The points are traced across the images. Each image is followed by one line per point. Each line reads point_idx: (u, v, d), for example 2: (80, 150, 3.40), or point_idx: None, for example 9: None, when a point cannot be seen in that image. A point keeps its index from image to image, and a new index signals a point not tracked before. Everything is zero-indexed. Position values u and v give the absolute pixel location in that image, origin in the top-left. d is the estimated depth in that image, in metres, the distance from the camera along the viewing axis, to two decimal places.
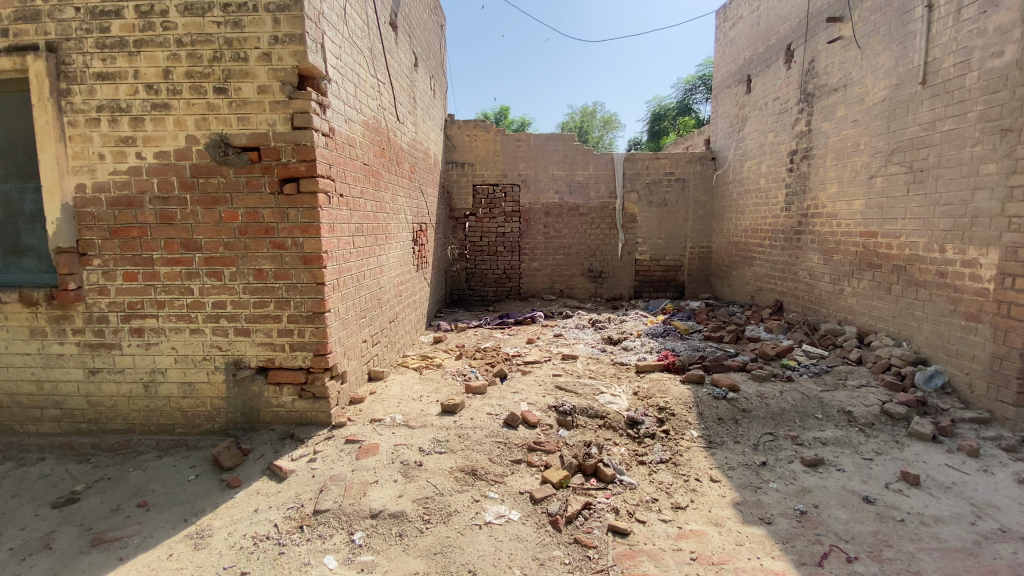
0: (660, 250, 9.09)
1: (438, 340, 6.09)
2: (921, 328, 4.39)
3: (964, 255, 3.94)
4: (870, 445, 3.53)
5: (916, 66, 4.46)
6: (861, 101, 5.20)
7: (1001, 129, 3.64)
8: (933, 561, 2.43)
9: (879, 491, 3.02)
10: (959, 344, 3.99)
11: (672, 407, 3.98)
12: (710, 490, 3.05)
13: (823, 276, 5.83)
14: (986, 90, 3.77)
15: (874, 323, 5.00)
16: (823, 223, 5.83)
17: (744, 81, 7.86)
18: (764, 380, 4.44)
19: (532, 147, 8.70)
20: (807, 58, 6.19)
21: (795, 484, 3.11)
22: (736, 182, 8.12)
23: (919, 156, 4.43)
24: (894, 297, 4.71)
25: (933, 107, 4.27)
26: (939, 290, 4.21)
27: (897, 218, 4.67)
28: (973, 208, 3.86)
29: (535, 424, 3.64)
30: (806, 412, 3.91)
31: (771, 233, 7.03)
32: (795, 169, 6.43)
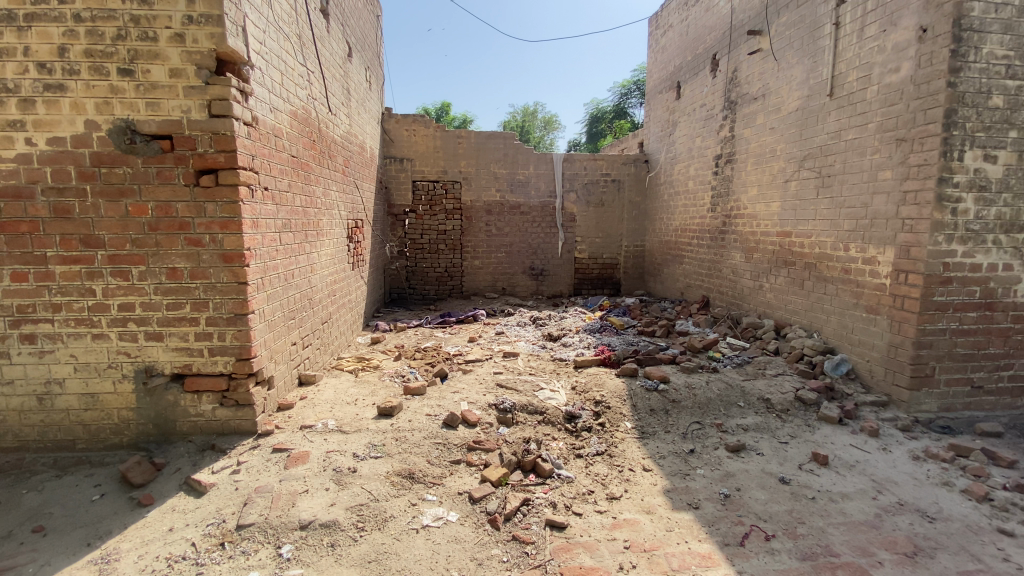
0: (597, 249, 9.33)
1: (376, 341, 5.91)
2: (829, 320, 4.78)
3: (865, 253, 4.33)
4: (785, 429, 3.81)
5: (825, 78, 4.84)
6: (777, 110, 5.58)
7: (896, 139, 4.02)
8: (841, 534, 2.65)
9: (794, 472, 3.26)
10: (861, 335, 4.38)
11: (608, 400, 4.09)
12: (643, 479, 3.16)
13: (745, 273, 6.21)
14: (884, 102, 4.15)
15: (789, 316, 5.39)
16: (744, 224, 6.22)
17: (674, 87, 8.21)
18: (692, 372, 4.68)
19: (472, 144, 8.66)
20: (730, 67, 6.57)
21: (720, 469, 3.29)
22: (667, 184, 8.48)
23: (827, 162, 4.82)
24: (806, 291, 5.10)
25: (839, 117, 4.65)
26: (844, 286, 4.60)
27: (809, 219, 5.06)
28: (873, 210, 4.24)
29: (475, 423, 3.60)
30: (729, 400, 4.15)
31: (698, 233, 7.41)
32: (719, 172, 6.81)
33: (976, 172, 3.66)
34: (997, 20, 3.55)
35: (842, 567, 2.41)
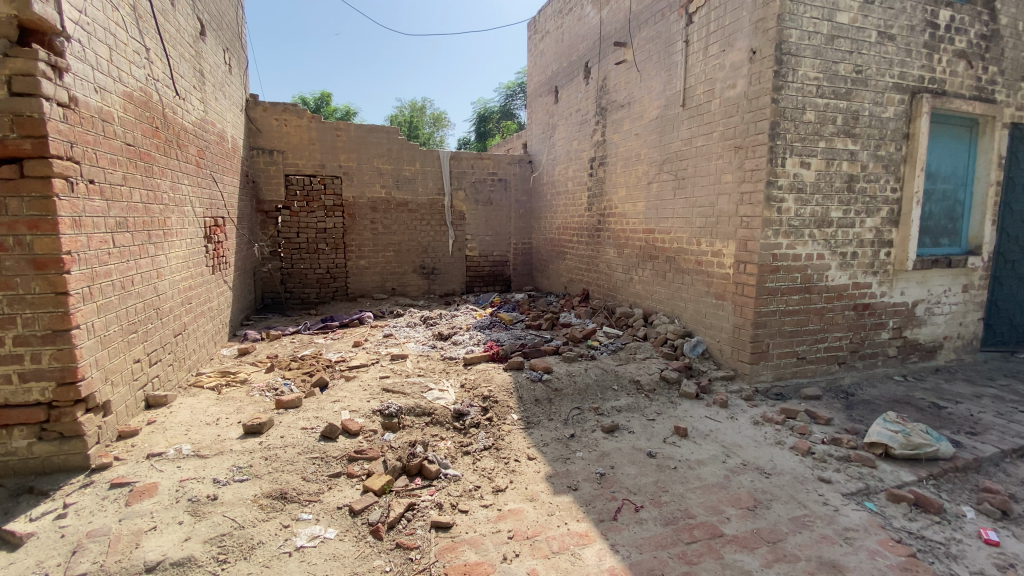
0: (487, 246, 9.43)
1: (245, 352, 5.38)
2: (687, 307, 5.34)
3: (713, 247, 4.91)
4: (653, 408, 4.19)
5: (678, 90, 5.37)
6: (641, 117, 6.07)
7: (735, 146, 4.60)
8: (696, 497, 2.99)
9: (660, 445, 3.60)
10: (712, 319, 4.96)
11: (495, 394, 4.15)
12: (527, 468, 3.26)
13: (618, 267, 6.69)
14: (725, 114, 4.72)
15: (655, 305, 5.92)
16: (616, 222, 6.70)
17: (553, 91, 8.58)
18: (572, 361, 4.93)
19: (352, 138, 8.26)
20: (600, 76, 7.02)
21: (597, 450, 3.51)
22: (549, 184, 8.84)
23: (682, 166, 5.36)
24: (667, 282, 5.65)
25: (690, 126, 5.20)
26: (697, 276, 5.17)
27: (668, 217, 5.59)
28: (719, 209, 4.81)
29: (357, 432, 3.44)
30: (605, 385, 4.46)
31: (578, 230, 7.82)
32: (594, 174, 7.25)
33: (795, 176, 4.32)
34: (808, 47, 4.22)
35: (698, 527, 2.71)
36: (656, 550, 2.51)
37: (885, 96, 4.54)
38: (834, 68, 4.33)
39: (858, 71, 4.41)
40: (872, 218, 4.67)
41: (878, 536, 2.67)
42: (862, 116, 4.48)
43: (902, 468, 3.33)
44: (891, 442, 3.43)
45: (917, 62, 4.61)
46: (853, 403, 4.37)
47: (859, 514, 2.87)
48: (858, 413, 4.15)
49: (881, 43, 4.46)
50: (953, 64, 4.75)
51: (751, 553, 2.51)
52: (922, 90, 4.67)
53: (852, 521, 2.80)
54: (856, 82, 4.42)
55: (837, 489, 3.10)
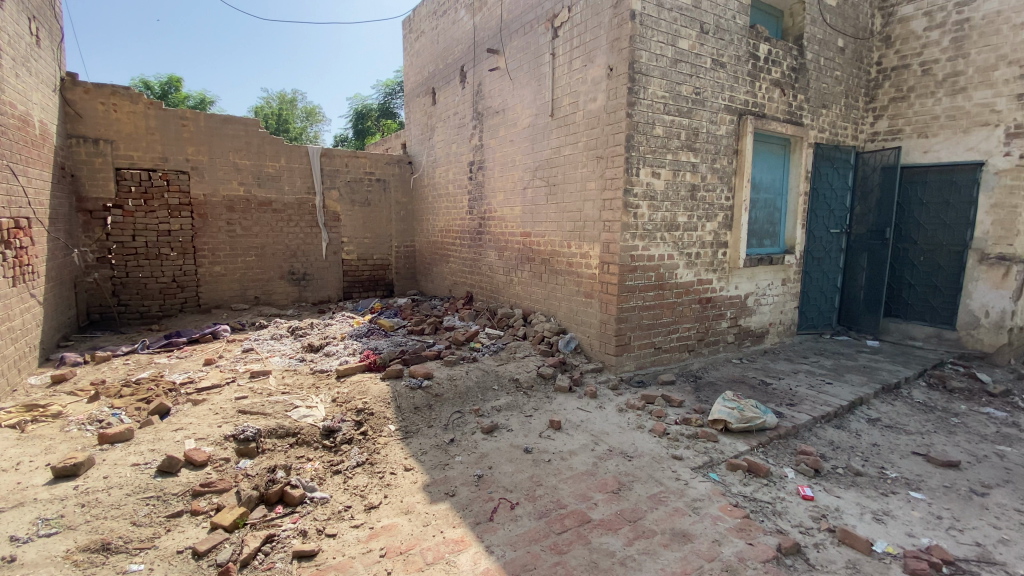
0: (365, 249, 9.03)
1: (60, 379, 4.50)
2: (561, 305, 5.61)
3: (582, 249, 5.23)
4: (530, 405, 4.34)
5: (547, 100, 5.62)
6: (515, 124, 6.25)
7: (597, 156, 4.94)
8: (567, 487, 3.14)
9: (536, 441, 3.73)
10: (583, 316, 5.27)
11: (370, 406, 3.97)
12: (403, 479, 3.17)
13: (499, 270, 6.82)
14: (588, 125, 5.05)
15: (533, 305, 6.14)
16: (496, 226, 6.82)
17: (430, 92, 8.49)
18: (453, 364, 4.90)
19: (201, 130, 7.37)
20: (475, 81, 7.10)
21: (475, 452, 3.54)
22: (429, 185, 8.73)
23: (552, 173, 5.62)
24: (543, 283, 5.89)
25: (559, 135, 5.47)
26: (569, 277, 5.46)
27: (542, 221, 5.83)
28: (585, 214, 5.13)
29: (204, 463, 3.06)
30: (485, 386, 4.51)
31: (460, 233, 7.83)
32: (473, 178, 7.31)
33: (648, 185, 4.77)
34: (656, 68, 4.68)
35: (569, 516, 2.85)
36: (529, 544, 2.59)
37: (719, 116, 5.20)
38: (677, 89, 4.86)
39: (697, 93, 5.00)
40: (711, 223, 5.33)
41: (719, 503, 3.04)
42: (701, 133, 5.09)
43: (738, 439, 3.83)
44: (729, 417, 3.93)
45: (743, 87, 5.36)
46: (701, 385, 4.95)
47: (705, 484, 3.24)
48: (704, 394, 4.71)
49: (715, 69, 5.10)
50: (771, 91, 5.59)
51: (615, 534, 2.70)
52: (747, 112, 5.43)
53: (699, 492, 3.14)
54: (695, 102, 5.00)
55: (688, 464, 3.47)
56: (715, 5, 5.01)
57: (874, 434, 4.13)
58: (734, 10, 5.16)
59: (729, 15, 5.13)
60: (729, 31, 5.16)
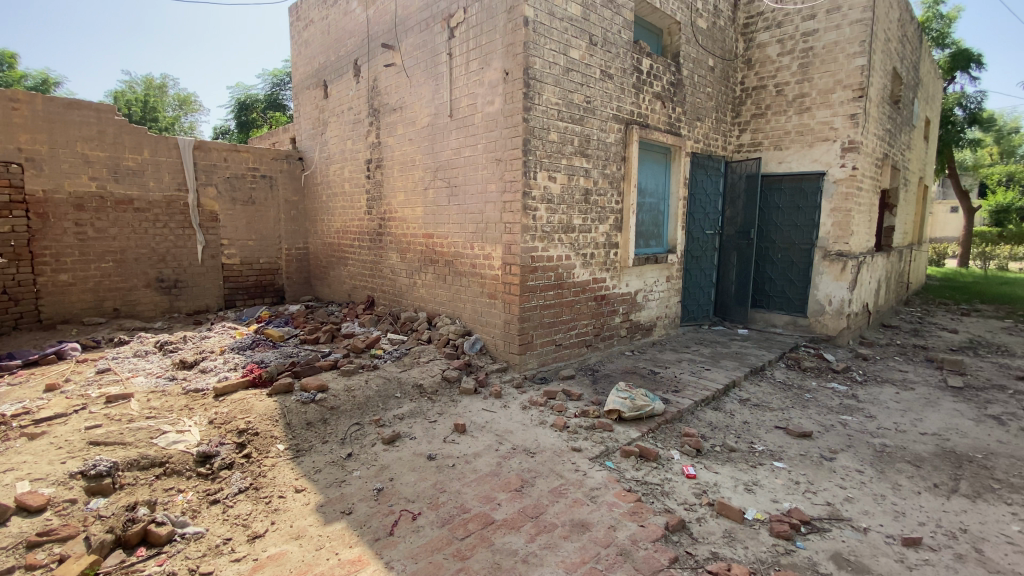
0: (250, 252, 8.30)
1: None
2: (465, 307, 5.60)
3: (484, 251, 5.25)
4: (434, 410, 4.27)
5: (445, 100, 5.56)
6: (413, 123, 6.11)
7: (496, 158, 4.99)
8: (471, 491, 3.13)
9: (439, 446, 3.67)
10: (487, 317, 5.30)
11: (255, 425, 3.65)
12: (293, 502, 2.94)
13: (401, 272, 6.62)
14: (486, 127, 5.08)
15: (436, 308, 6.05)
16: (396, 227, 6.63)
17: (321, 86, 8.02)
18: (351, 373, 4.67)
19: (38, 115, 6.28)
20: (370, 76, 6.83)
21: (375, 465, 3.39)
22: (323, 184, 8.25)
23: (453, 174, 5.57)
24: (447, 285, 5.83)
25: (458, 136, 5.44)
26: (472, 279, 5.46)
27: (444, 222, 5.77)
28: (487, 216, 5.16)
29: (42, 509, 2.60)
30: (386, 394, 4.36)
31: (358, 235, 7.49)
32: (370, 177, 7.03)
33: (545, 188, 4.92)
34: (549, 75, 4.84)
35: (471, 520, 2.83)
36: (431, 555, 2.53)
37: (608, 124, 5.51)
38: (570, 96, 5.06)
39: (588, 101, 5.25)
40: (604, 225, 5.64)
41: (615, 489, 3.20)
42: (592, 139, 5.35)
43: (631, 427, 4.08)
44: (622, 407, 4.17)
45: (629, 98, 5.73)
46: (598, 378, 5.22)
47: (601, 473, 3.40)
48: (601, 386, 4.97)
49: (603, 79, 5.40)
50: (653, 103, 6.04)
51: (517, 533, 2.73)
52: (633, 122, 5.82)
53: (596, 481, 3.29)
54: (586, 110, 5.25)
55: (586, 455, 3.62)
56: (603, 19, 5.30)
57: (745, 412, 4.63)
58: (619, 24, 5.50)
59: (615, 30, 5.45)
60: (615, 45, 5.49)
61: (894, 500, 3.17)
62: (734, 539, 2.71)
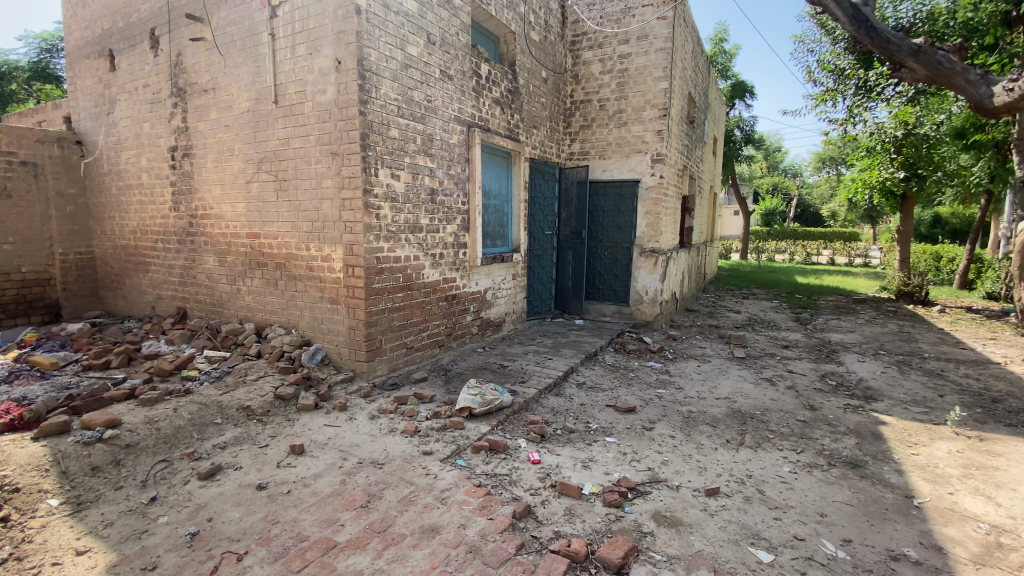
0: (5, 259, 6.51)
1: None
2: (302, 315, 5.13)
3: (322, 252, 4.87)
4: (266, 433, 3.84)
5: (268, 86, 5.02)
6: (230, 108, 5.38)
7: (331, 152, 4.65)
8: (310, 515, 2.87)
9: (272, 473, 3.30)
10: (328, 324, 4.92)
11: (13, 480, 2.87)
12: (71, 569, 2.37)
13: (220, 278, 5.81)
14: (318, 118, 4.71)
15: (267, 317, 5.44)
16: (212, 225, 5.79)
17: (106, 56, 6.63)
18: (155, 402, 3.94)
19: None
20: (173, 50, 5.85)
21: (190, 505, 2.92)
22: (113, 174, 6.83)
23: (281, 167, 5.05)
24: (280, 291, 5.27)
25: (285, 125, 4.95)
26: (309, 283, 5.02)
27: (273, 221, 5.21)
28: (323, 214, 4.79)
29: None
30: (204, 422, 3.80)
31: (163, 235, 6.36)
32: (177, 167, 6.02)
33: (388, 187, 4.74)
34: (386, 69, 4.67)
35: (310, 548, 2.59)
36: None
37: (450, 125, 5.53)
38: (409, 93, 4.95)
39: (428, 100, 5.20)
40: (451, 225, 5.65)
41: (465, 487, 3.22)
42: (435, 139, 5.32)
43: (481, 422, 4.16)
44: (473, 403, 4.23)
45: (469, 101, 5.83)
46: (450, 377, 5.21)
47: (452, 472, 3.39)
48: (453, 385, 4.97)
49: (443, 80, 5.40)
50: (492, 107, 6.24)
51: (364, 552, 2.58)
52: (475, 124, 5.93)
53: (447, 482, 3.27)
54: (427, 109, 5.19)
55: (437, 457, 3.58)
56: (440, 19, 5.30)
57: (583, 396, 5.06)
58: (456, 27, 5.55)
59: (453, 31, 5.50)
60: (453, 46, 5.53)
61: (699, 457, 3.74)
62: (574, 515, 2.93)
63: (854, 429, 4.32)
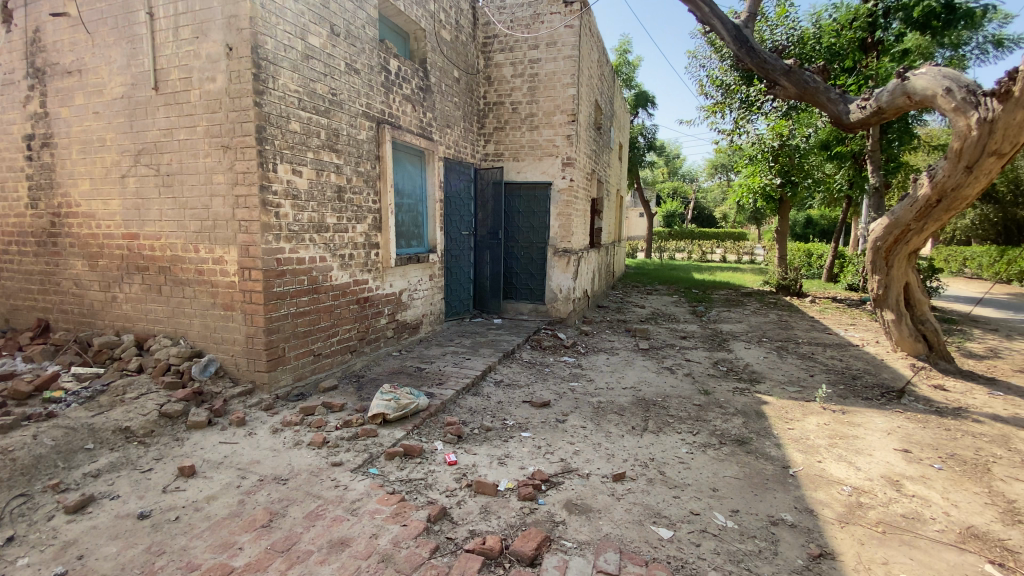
0: None
1: None
2: (192, 323, 4.68)
3: (213, 254, 4.47)
4: (150, 455, 3.45)
5: (147, 70, 4.51)
6: (100, 93, 4.77)
7: (222, 145, 4.29)
8: (204, 541, 2.62)
9: (157, 499, 2.98)
10: (223, 332, 4.53)
11: None
12: None
13: (91, 285, 5.13)
14: (207, 108, 4.32)
15: (151, 327, 4.89)
16: (80, 225, 5.09)
17: None
18: (7, 430, 3.39)
19: None
20: (27, 23, 5.06)
21: (52, 544, 2.54)
22: None
23: (163, 161, 4.57)
24: (165, 298, 4.76)
25: (168, 115, 4.48)
26: (200, 288, 4.59)
27: (155, 220, 4.69)
28: (214, 212, 4.40)
29: None
30: (71, 449, 3.33)
31: (17, 236, 5.49)
32: (32, 157, 5.22)
33: (288, 183, 4.46)
34: (285, 59, 4.39)
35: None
36: None
37: (357, 121, 5.33)
38: (311, 85, 4.70)
39: (333, 94, 4.97)
40: (361, 224, 5.44)
41: (377, 495, 3.11)
42: (341, 135, 5.09)
43: (395, 428, 4.04)
44: (387, 409, 4.10)
45: (378, 97, 5.65)
46: (362, 384, 5.01)
47: (363, 482, 3.26)
48: (365, 391, 4.79)
49: (349, 73, 5.18)
50: (403, 104, 6.10)
51: (266, 574, 2.40)
52: (384, 121, 5.76)
53: (357, 492, 3.14)
54: (332, 103, 4.96)
55: (347, 467, 3.43)
56: (344, 10, 5.08)
57: (499, 394, 5.11)
58: (362, 19, 5.36)
59: (358, 24, 5.30)
60: (359, 39, 5.33)
61: (607, 445, 3.93)
62: (489, 512, 2.94)
63: (742, 409, 4.77)
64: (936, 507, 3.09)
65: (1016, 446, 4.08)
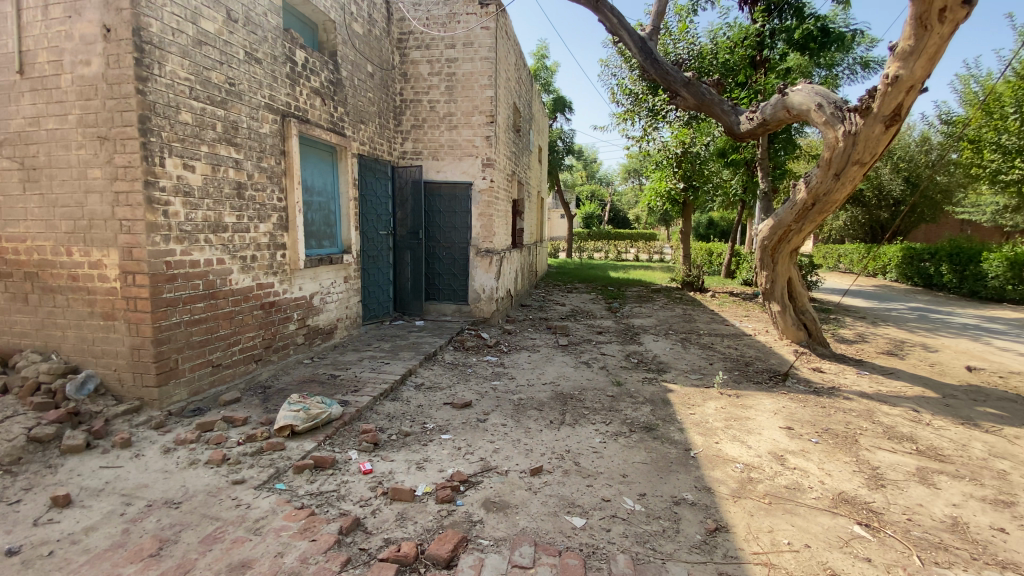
0: None
1: None
2: (66, 336, 4.14)
3: (90, 257, 3.98)
4: (13, 487, 3.00)
5: (8, 50, 3.93)
6: None
7: (99, 136, 3.82)
8: None
9: (21, 536, 2.60)
10: (104, 344, 4.05)
11: None
12: None
13: None
14: (81, 95, 3.84)
15: (14, 341, 4.26)
16: None
17: None
18: None
19: None
20: None
21: None
22: None
23: (28, 152, 4.00)
24: (32, 307, 4.17)
25: (33, 100, 3.93)
26: (74, 295, 4.06)
27: (17, 219, 4.10)
28: (89, 210, 3.92)
29: None
30: None
31: None
32: None
33: (178, 179, 4.07)
34: (173, 44, 4.01)
35: None
36: None
37: (259, 113, 4.98)
38: (204, 73, 4.32)
39: (230, 84, 4.61)
40: (265, 224, 5.10)
41: (284, 511, 2.93)
42: (240, 127, 4.74)
43: (305, 439, 3.83)
44: (295, 420, 3.87)
45: (282, 89, 5.33)
46: (269, 395, 4.69)
47: (269, 498, 3.06)
48: (273, 403, 4.49)
49: (249, 63, 4.83)
50: (311, 98, 5.80)
51: None
52: (290, 114, 5.44)
53: (262, 510, 2.94)
54: (229, 94, 4.60)
55: (250, 485, 3.19)
56: None
57: (419, 397, 5.01)
58: (264, 6, 5.02)
59: (259, 11, 4.96)
60: (260, 27, 4.99)
61: (525, 441, 4.00)
62: (405, 518, 2.88)
63: (651, 398, 5.07)
64: (813, 476, 3.48)
65: (875, 417, 4.71)
